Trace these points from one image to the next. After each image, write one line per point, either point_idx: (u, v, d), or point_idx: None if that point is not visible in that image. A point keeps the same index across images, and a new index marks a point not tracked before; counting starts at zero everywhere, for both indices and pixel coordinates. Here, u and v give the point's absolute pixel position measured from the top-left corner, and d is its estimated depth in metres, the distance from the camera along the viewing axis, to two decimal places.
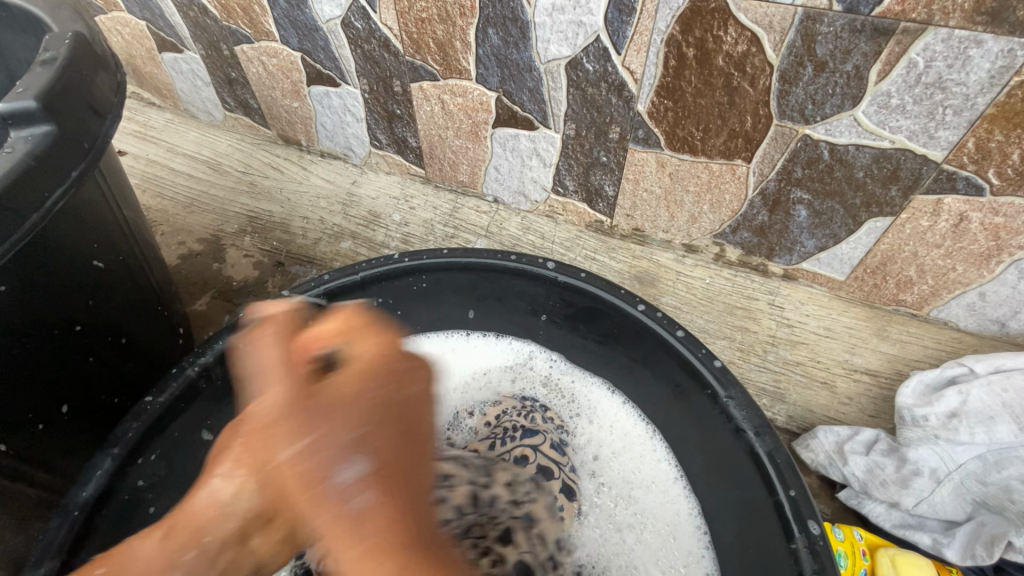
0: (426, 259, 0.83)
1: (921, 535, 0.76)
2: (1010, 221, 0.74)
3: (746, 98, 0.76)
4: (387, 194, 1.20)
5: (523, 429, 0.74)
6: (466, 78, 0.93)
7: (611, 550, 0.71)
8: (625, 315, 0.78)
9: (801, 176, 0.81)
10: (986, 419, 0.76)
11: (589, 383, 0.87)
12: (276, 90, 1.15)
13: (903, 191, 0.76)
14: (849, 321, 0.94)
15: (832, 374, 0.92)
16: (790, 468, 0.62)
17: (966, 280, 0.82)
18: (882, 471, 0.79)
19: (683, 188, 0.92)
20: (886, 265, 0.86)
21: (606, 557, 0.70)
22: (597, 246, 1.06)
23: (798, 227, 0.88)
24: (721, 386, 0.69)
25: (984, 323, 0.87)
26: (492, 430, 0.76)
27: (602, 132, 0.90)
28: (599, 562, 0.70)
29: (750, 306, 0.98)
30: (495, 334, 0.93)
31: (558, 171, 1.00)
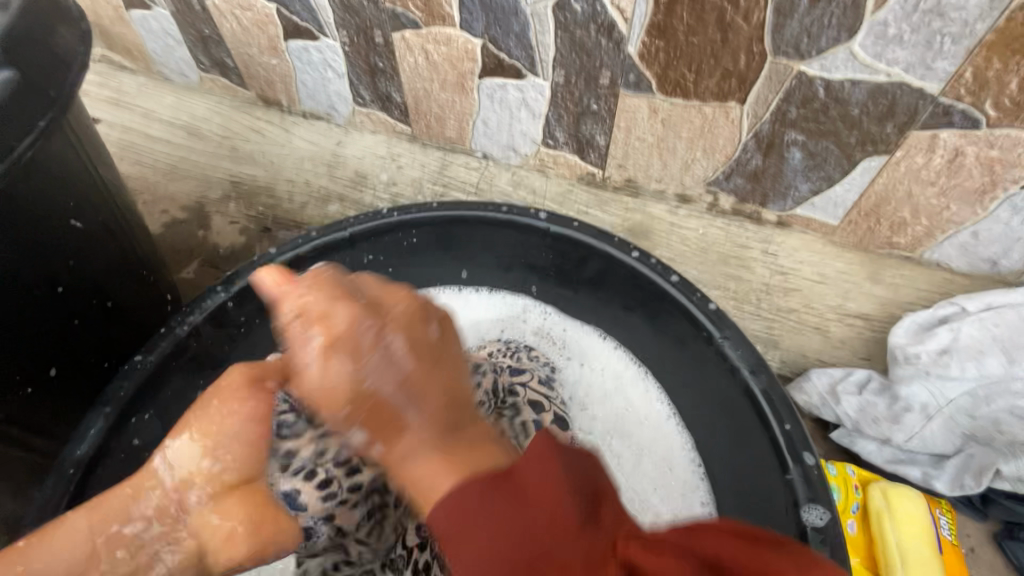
0: (416, 212, 0.81)
1: (912, 468, 0.78)
2: (1006, 154, 0.73)
3: (740, 34, 0.73)
4: (374, 154, 1.16)
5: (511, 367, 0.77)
6: (450, 25, 0.89)
7: (609, 476, 0.75)
8: (619, 263, 0.77)
9: (796, 116, 0.79)
10: (976, 354, 0.77)
11: (579, 330, 0.86)
12: (253, 47, 1.11)
13: (899, 128, 0.75)
14: (842, 267, 0.94)
15: (825, 319, 0.94)
16: (784, 403, 0.64)
17: (959, 219, 0.82)
18: (874, 409, 0.80)
19: (676, 134, 0.90)
20: (880, 207, 0.85)
21: None
22: (589, 200, 1.05)
23: (792, 171, 0.86)
24: (716, 327, 0.69)
25: (976, 263, 0.87)
26: None
27: (592, 78, 0.87)
28: None
29: (743, 255, 0.98)
30: (487, 288, 0.91)
31: (548, 122, 0.98)
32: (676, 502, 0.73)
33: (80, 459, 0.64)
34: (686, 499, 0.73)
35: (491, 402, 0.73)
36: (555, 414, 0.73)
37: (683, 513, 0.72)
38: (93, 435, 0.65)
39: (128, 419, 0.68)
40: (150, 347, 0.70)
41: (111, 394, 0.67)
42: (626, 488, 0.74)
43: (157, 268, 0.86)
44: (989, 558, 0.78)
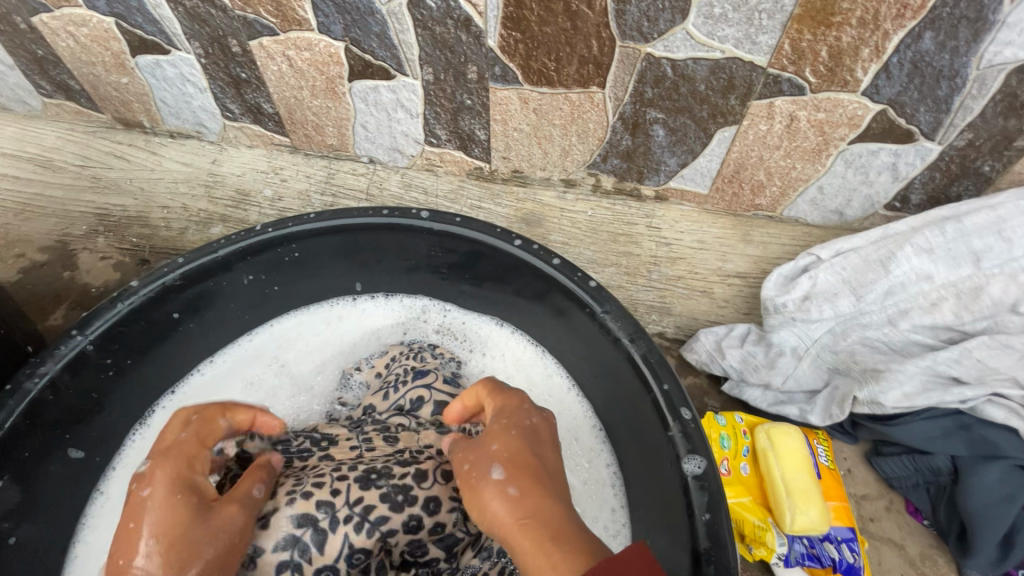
0: (292, 226, 0.78)
1: (791, 407, 0.85)
2: (831, 115, 0.81)
3: (588, 22, 0.76)
4: (254, 169, 1.11)
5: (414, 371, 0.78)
6: (308, 29, 0.87)
7: None
8: (504, 253, 0.78)
9: (652, 96, 0.84)
10: (830, 297, 0.86)
11: (478, 321, 0.89)
12: (98, 66, 1.02)
13: (741, 99, 0.82)
14: (718, 232, 1.01)
15: (709, 283, 1.01)
16: (662, 365, 0.66)
17: (805, 176, 0.91)
18: (754, 358, 0.87)
19: (549, 122, 0.92)
20: (740, 173, 0.93)
21: None
22: (481, 194, 1.06)
23: (659, 147, 0.92)
24: (597, 303, 0.72)
25: (826, 215, 0.97)
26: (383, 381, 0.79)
27: (459, 73, 0.88)
28: None
29: (630, 232, 1.03)
30: (384, 295, 0.91)
31: (426, 121, 0.97)
32: (585, 469, 0.76)
33: None
34: (592, 465, 0.76)
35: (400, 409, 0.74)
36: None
37: (592, 479, 0.75)
38: None
39: None
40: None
41: None
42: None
43: (8, 319, 0.78)
44: (866, 476, 0.87)
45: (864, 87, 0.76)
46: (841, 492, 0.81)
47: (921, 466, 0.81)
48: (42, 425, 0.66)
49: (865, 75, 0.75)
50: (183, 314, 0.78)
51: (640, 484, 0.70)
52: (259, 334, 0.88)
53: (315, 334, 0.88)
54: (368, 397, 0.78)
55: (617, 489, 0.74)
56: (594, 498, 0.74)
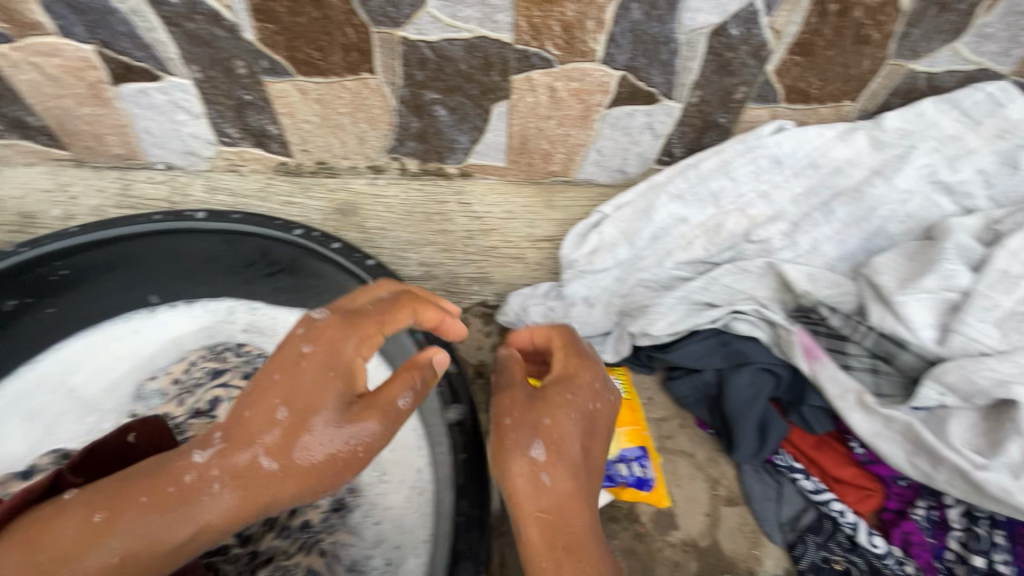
0: (52, 242, 0.76)
1: (589, 350, 0.94)
2: (583, 84, 0.89)
3: (336, 10, 0.78)
4: (36, 189, 1.03)
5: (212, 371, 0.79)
6: (47, 33, 0.81)
7: None
8: (287, 244, 0.80)
9: (422, 78, 0.88)
10: (611, 247, 0.96)
11: (286, 314, 0.89)
12: None
13: (502, 75, 0.88)
14: (523, 201, 1.09)
15: (521, 249, 1.08)
16: (433, 327, 0.72)
17: (582, 141, 0.99)
18: (554, 312, 0.94)
19: (336, 111, 0.94)
20: (526, 144, 1.00)
21: None
22: (291, 189, 1.06)
23: (446, 126, 0.96)
24: (374, 279, 0.76)
25: (612, 175, 1.07)
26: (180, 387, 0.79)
27: (228, 68, 0.87)
28: None
29: (443, 210, 1.07)
30: (185, 302, 0.89)
31: (212, 121, 0.95)
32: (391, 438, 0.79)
33: None
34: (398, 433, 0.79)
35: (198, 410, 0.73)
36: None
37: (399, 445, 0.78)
38: None
39: None
40: None
41: None
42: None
43: None
44: (664, 401, 0.97)
45: (600, 55, 0.85)
46: (635, 418, 0.90)
47: (698, 384, 0.91)
48: None
49: (597, 45, 0.83)
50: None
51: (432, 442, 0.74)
52: (42, 361, 0.82)
53: (108, 350, 0.84)
54: (165, 405, 0.79)
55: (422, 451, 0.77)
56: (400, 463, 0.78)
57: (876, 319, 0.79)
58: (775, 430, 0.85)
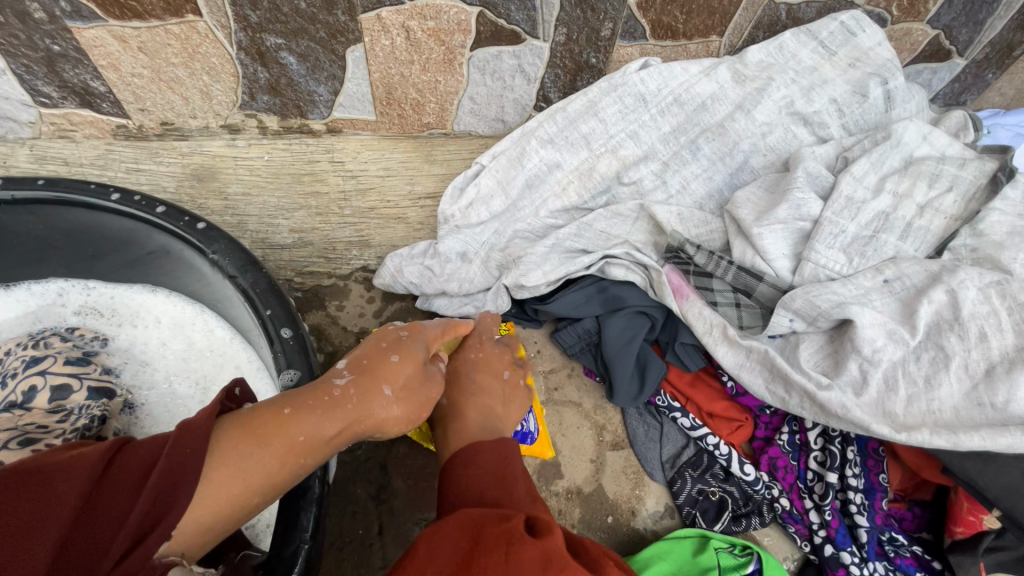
0: None
1: (468, 307, 0.90)
2: (439, 23, 0.83)
3: None
4: None
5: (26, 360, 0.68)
6: None
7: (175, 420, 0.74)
8: (106, 211, 0.71)
9: (258, 20, 0.79)
10: (487, 199, 0.92)
11: (128, 292, 0.82)
12: None
13: (348, 14, 0.80)
14: (401, 157, 1.03)
15: (402, 208, 1.02)
16: (269, 291, 0.66)
17: (452, 88, 0.94)
18: (430, 270, 0.90)
19: (167, 61, 0.84)
20: (392, 93, 0.93)
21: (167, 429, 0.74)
22: (136, 155, 0.95)
23: (299, 76, 0.88)
24: (205, 244, 0.68)
25: (492, 125, 1.02)
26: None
27: (20, 12, 0.75)
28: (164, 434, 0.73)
29: (314, 170, 1.00)
30: (7, 285, 0.80)
31: (20, 78, 0.83)
32: None
33: None
34: None
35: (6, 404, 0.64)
36: (87, 389, 0.68)
37: None
38: None
39: None
40: None
41: None
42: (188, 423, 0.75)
43: None
44: (552, 353, 0.97)
45: None
46: None
47: (581, 332, 0.91)
48: None
49: None
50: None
51: None
52: None
53: None
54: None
55: None
56: None
57: (738, 254, 0.80)
58: (654, 370, 0.86)
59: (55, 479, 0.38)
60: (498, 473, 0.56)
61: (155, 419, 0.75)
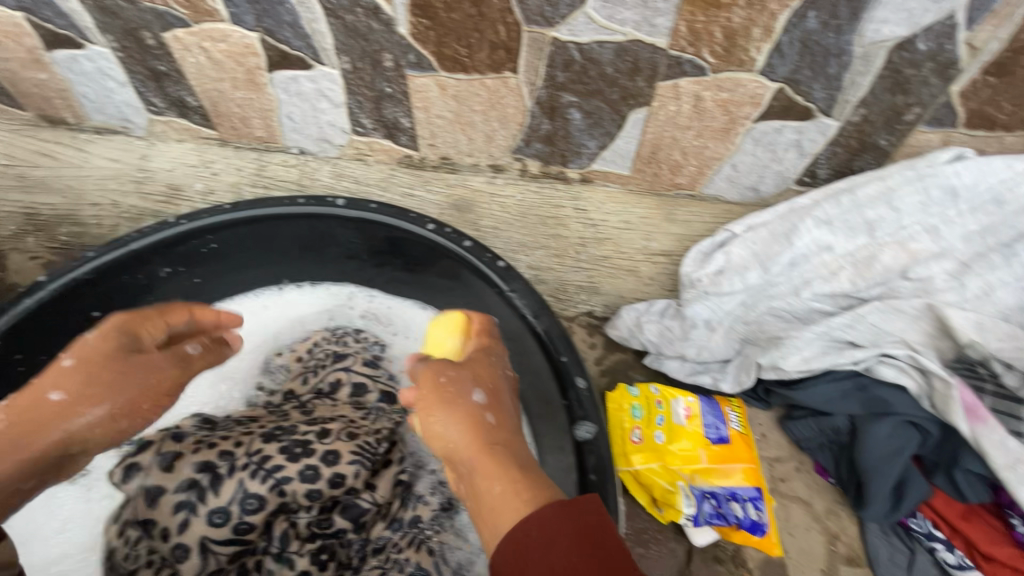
0: (206, 217, 0.78)
1: (705, 377, 0.88)
2: (733, 95, 0.84)
3: (492, 8, 0.78)
4: (184, 164, 1.10)
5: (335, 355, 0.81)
6: (220, 20, 0.87)
7: None
8: (420, 237, 0.80)
9: (564, 80, 0.86)
10: (741, 270, 0.89)
11: (404, 305, 0.91)
12: (12, 62, 1.00)
13: (648, 80, 0.84)
14: (642, 212, 1.04)
15: (635, 261, 1.04)
16: (564, 339, 0.68)
17: (718, 155, 0.94)
18: (671, 331, 0.90)
19: (470, 108, 0.94)
20: (656, 153, 0.96)
21: None
22: (412, 181, 1.07)
23: (578, 130, 0.94)
24: (505, 282, 0.74)
25: (743, 193, 1.00)
26: (305, 366, 0.82)
27: (376, 61, 0.89)
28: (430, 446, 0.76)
29: (558, 214, 1.05)
30: (309, 283, 0.92)
31: (350, 110, 0.98)
32: None
33: None
34: None
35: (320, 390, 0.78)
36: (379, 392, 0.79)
37: None
38: None
39: None
40: None
41: None
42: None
43: None
44: (779, 440, 0.90)
45: (760, 66, 0.79)
46: (750, 454, 0.84)
47: (824, 427, 0.85)
48: None
49: (760, 54, 0.78)
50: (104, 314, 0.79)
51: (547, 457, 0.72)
52: None
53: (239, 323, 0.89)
54: (289, 381, 0.82)
55: None
56: None
57: None
58: (916, 490, 0.77)
59: (29, 403, 0.61)
60: (546, 538, 0.46)
61: None
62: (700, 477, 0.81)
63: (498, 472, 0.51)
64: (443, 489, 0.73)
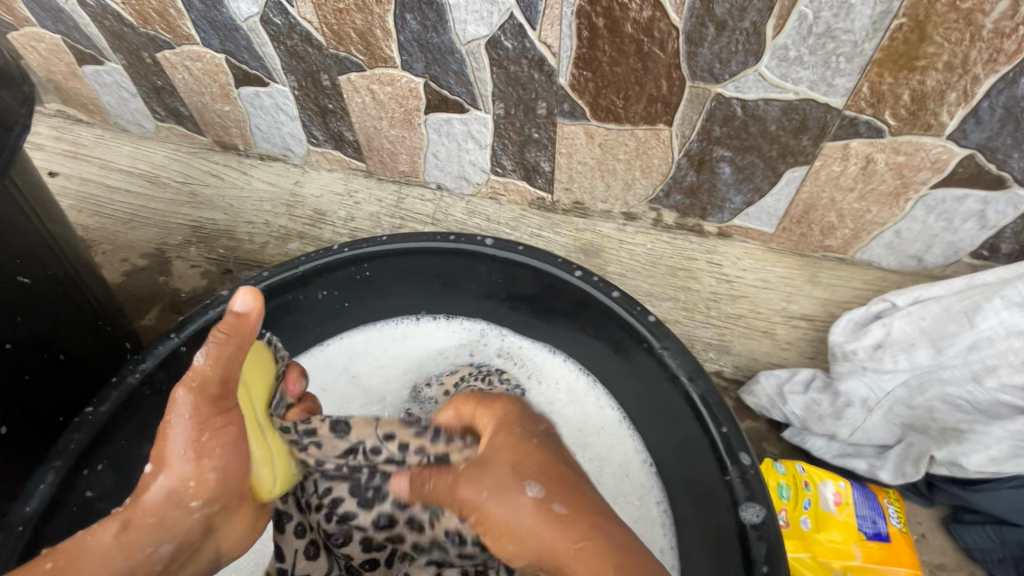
0: (365, 247, 0.84)
1: (858, 461, 0.82)
2: (911, 159, 0.78)
3: (659, 63, 0.79)
4: (331, 191, 1.18)
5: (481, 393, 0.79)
6: (392, 66, 0.94)
7: None
8: (564, 283, 0.80)
9: (720, 135, 0.85)
10: (906, 347, 0.82)
11: (535, 347, 0.90)
12: (205, 96, 1.14)
13: (814, 140, 0.80)
14: (783, 271, 0.98)
15: (772, 323, 0.97)
16: (722, 407, 0.66)
17: (881, 220, 0.88)
18: (819, 407, 0.84)
19: (614, 157, 0.94)
20: (809, 214, 0.91)
21: None
22: (541, 223, 1.08)
23: (724, 184, 0.92)
24: (656, 338, 0.72)
25: (903, 260, 0.92)
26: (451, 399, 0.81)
27: (530, 108, 0.91)
28: None
29: (690, 266, 1.01)
30: (445, 317, 0.94)
31: (494, 152, 1.02)
32: (635, 507, 0.75)
33: (30, 514, 0.62)
34: (642, 503, 0.75)
35: None
36: None
37: (642, 518, 0.74)
38: (43, 490, 0.63)
39: (80, 471, 0.66)
40: (102, 398, 0.70)
41: (62, 447, 0.66)
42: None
43: (115, 318, 0.88)
44: (943, 544, 0.80)
45: (949, 131, 0.74)
46: (914, 558, 0.75)
47: (1008, 539, 0.74)
48: (141, 411, 0.73)
49: (952, 119, 0.72)
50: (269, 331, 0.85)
51: (691, 529, 0.70)
52: (329, 345, 0.93)
53: (382, 348, 0.93)
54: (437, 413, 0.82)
55: (668, 529, 0.73)
56: (643, 538, 0.73)
57: None
58: None
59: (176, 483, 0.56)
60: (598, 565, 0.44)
61: None
62: None
63: (578, 540, 0.44)
64: None
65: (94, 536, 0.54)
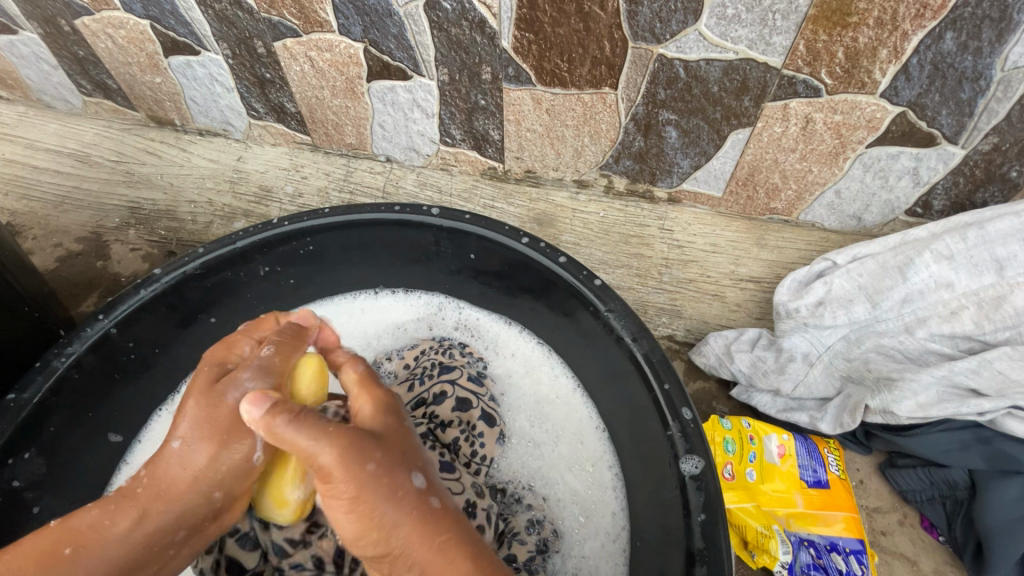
0: (307, 220, 0.81)
1: (800, 415, 0.85)
2: (848, 117, 0.79)
3: (600, 23, 0.77)
4: (276, 167, 1.14)
5: (440, 366, 0.77)
6: (329, 30, 0.90)
7: (533, 464, 0.77)
8: (512, 250, 0.79)
9: (665, 97, 0.84)
10: (845, 303, 0.85)
11: (491, 320, 0.90)
12: (134, 66, 1.07)
13: (755, 101, 0.81)
14: (732, 235, 0.99)
15: (721, 286, 0.98)
16: (664, 365, 0.67)
17: (822, 180, 0.89)
18: (763, 363, 0.87)
19: (562, 122, 0.93)
20: (754, 175, 0.92)
21: (528, 472, 0.76)
22: (494, 194, 1.06)
23: (672, 149, 0.92)
24: (602, 301, 0.73)
25: (844, 220, 0.95)
26: (410, 372, 0.79)
27: (474, 74, 0.89)
28: (524, 479, 0.76)
29: (642, 233, 1.01)
30: (403, 290, 0.93)
31: (442, 121, 0.99)
32: (588, 474, 0.76)
33: None
34: (595, 469, 0.76)
35: (421, 402, 0.74)
36: (483, 413, 0.75)
37: (595, 484, 0.75)
38: None
39: (6, 460, 0.63)
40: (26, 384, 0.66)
41: None
42: (542, 469, 0.77)
43: (43, 303, 0.83)
44: (878, 488, 0.84)
45: (882, 88, 0.75)
46: (851, 502, 0.78)
47: (936, 480, 0.78)
48: (71, 398, 0.70)
49: (884, 77, 0.74)
50: (219, 320, 0.84)
51: (639, 492, 0.70)
52: None
53: (338, 322, 0.91)
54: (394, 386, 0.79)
55: (618, 492, 0.74)
56: (596, 504, 0.74)
57: None
58: None
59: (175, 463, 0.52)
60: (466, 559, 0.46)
61: (518, 456, 0.77)
62: (797, 523, 0.77)
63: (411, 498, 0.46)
64: (539, 527, 0.71)
65: (99, 515, 0.50)
